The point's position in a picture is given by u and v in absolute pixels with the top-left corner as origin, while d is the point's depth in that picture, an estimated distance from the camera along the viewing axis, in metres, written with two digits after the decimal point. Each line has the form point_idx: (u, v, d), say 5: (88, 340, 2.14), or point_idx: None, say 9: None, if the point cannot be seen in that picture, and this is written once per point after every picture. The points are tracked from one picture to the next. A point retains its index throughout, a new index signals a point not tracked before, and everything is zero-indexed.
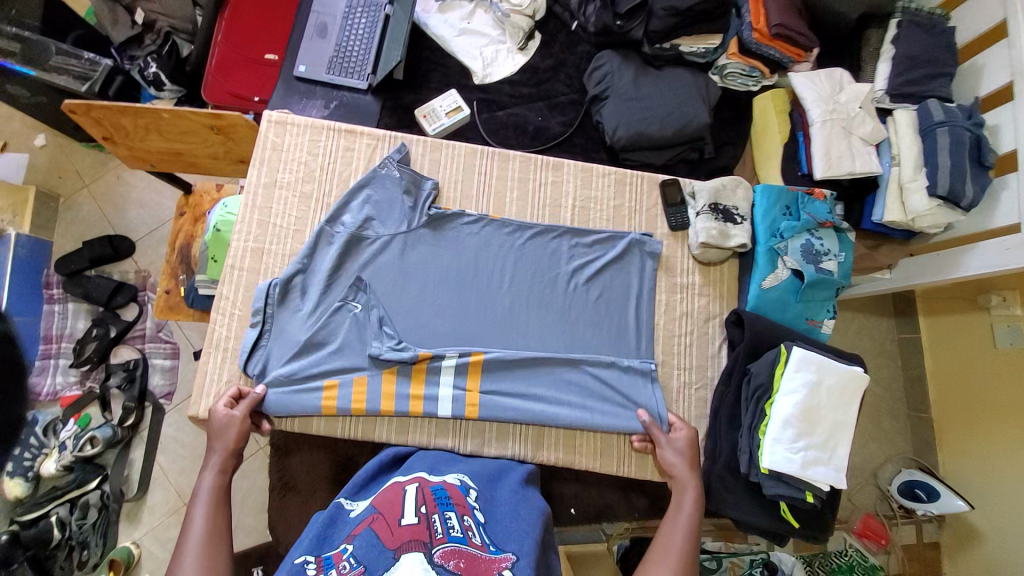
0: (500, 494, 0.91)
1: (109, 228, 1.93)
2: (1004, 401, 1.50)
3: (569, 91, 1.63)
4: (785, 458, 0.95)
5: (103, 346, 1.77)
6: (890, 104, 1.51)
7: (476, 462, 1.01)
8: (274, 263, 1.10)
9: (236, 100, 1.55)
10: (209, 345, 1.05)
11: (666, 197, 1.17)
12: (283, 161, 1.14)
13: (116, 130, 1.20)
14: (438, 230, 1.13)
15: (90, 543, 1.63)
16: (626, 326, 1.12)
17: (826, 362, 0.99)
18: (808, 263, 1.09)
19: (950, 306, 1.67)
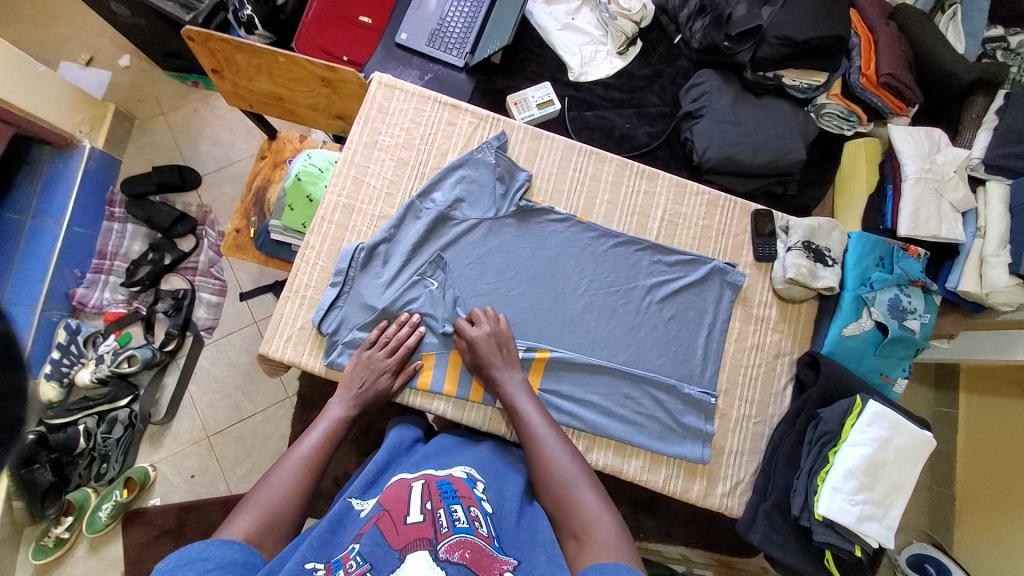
0: (510, 493, 0.85)
1: (179, 158, 1.96)
2: None
3: (660, 103, 1.62)
4: (842, 508, 0.93)
5: (155, 272, 1.81)
6: (983, 174, 1.47)
7: (486, 447, 0.97)
8: (361, 225, 1.10)
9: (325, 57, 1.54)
10: (289, 290, 1.06)
11: (756, 226, 1.16)
12: (386, 124, 1.15)
13: (226, 65, 1.23)
14: (524, 223, 1.13)
15: (110, 458, 1.68)
16: (694, 353, 1.11)
17: (900, 420, 0.97)
18: (893, 318, 1.07)
19: (997, 388, 1.62)
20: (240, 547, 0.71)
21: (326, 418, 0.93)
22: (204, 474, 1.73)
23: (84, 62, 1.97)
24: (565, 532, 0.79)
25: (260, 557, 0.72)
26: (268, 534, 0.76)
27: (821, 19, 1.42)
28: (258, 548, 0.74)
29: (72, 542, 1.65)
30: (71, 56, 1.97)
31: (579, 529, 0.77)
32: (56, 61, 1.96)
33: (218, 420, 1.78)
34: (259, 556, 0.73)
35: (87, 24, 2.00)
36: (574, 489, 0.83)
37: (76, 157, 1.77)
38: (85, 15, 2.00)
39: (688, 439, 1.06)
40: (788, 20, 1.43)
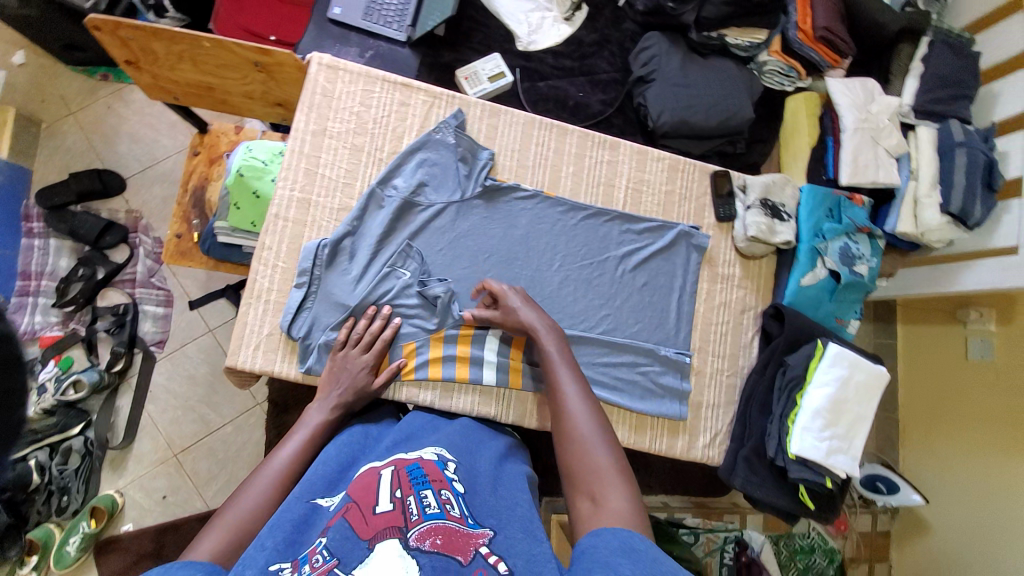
0: (482, 467, 0.84)
1: (98, 162, 1.78)
2: (969, 406, 1.63)
3: (611, 69, 1.61)
4: (812, 445, 1.01)
5: (89, 288, 1.66)
6: (915, 120, 1.57)
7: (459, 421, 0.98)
8: (320, 220, 1.04)
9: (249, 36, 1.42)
10: (250, 296, 1.00)
11: (716, 187, 1.19)
12: (333, 108, 1.07)
13: (143, 55, 1.12)
14: (491, 203, 1.10)
15: (71, 489, 1.57)
16: (668, 317, 1.14)
17: (857, 359, 1.05)
18: (844, 265, 1.14)
19: (930, 317, 1.79)
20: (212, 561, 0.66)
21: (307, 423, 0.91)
22: (176, 492, 1.65)
23: None
24: (579, 490, 0.75)
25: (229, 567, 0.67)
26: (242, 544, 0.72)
27: None
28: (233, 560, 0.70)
29: None
30: None
31: (595, 489, 0.73)
32: None
33: (184, 436, 1.69)
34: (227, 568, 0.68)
35: None
36: (591, 447, 0.79)
37: None
38: None
39: (668, 398, 1.11)
40: None
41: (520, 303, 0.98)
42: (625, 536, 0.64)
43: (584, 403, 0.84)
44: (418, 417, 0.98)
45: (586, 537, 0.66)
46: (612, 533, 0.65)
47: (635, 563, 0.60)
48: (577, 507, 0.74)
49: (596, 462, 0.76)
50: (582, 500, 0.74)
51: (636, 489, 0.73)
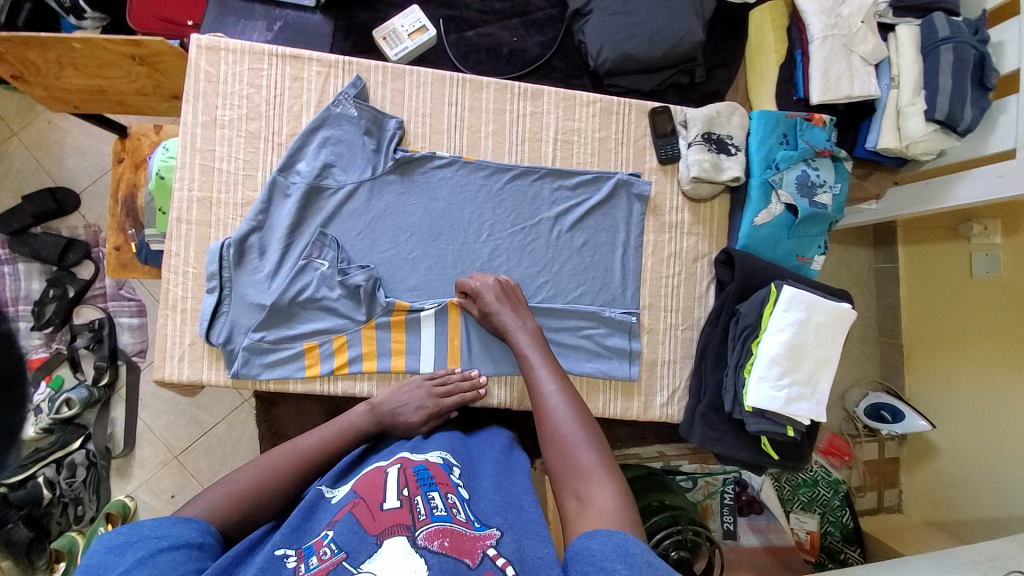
0: (485, 470, 0.81)
1: (48, 180, 1.73)
2: (974, 326, 1.52)
3: (547, 5, 1.44)
4: (768, 395, 0.95)
5: (63, 308, 1.66)
6: (893, 19, 1.37)
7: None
8: (225, 218, 0.98)
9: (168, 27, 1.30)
10: (165, 306, 0.97)
11: (655, 127, 1.08)
12: (222, 94, 0.99)
13: (24, 67, 1.03)
14: (406, 176, 1.02)
15: (84, 499, 1.61)
16: (613, 275, 1.07)
17: (815, 300, 0.97)
18: (802, 197, 1.04)
19: (930, 235, 1.64)
20: (201, 529, 0.64)
21: (348, 417, 0.88)
22: (182, 492, 1.67)
23: None
24: (564, 490, 0.71)
25: (217, 541, 0.66)
26: (231, 526, 0.70)
27: None
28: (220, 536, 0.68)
29: None
30: None
31: (581, 488, 0.69)
32: None
33: (181, 438, 1.70)
34: (215, 542, 0.65)
35: None
36: (570, 443, 0.76)
37: None
38: None
39: (617, 359, 1.05)
40: None
41: (496, 300, 0.95)
42: (618, 537, 0.61)
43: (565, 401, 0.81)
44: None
45: (578, 538, 0.62)
46: (602, 534, 0.61)
47: (615, 563, 0.57)
48: (565, 507, 0.69)
49: (579, 460, 0.73)
50: (568, 500, 0.70)
51: (621, 482, 0.70)
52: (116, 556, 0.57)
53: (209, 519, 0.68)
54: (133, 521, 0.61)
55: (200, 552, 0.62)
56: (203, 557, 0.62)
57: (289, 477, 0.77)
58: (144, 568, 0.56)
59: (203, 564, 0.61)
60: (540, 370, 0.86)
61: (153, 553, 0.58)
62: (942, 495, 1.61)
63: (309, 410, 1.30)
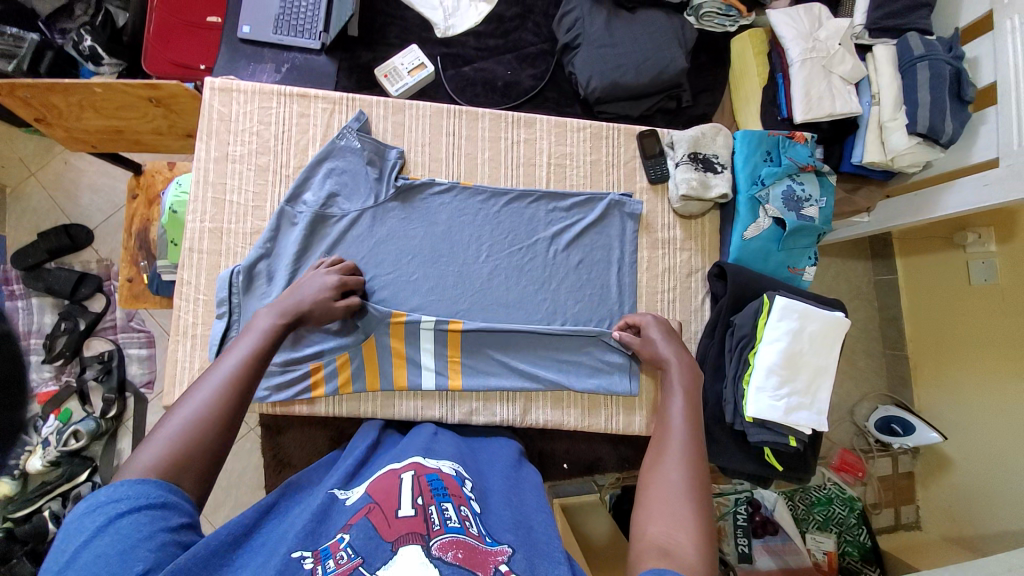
0: (493, 483, 0.85)
1: (63, 218, 1.80)
2: (977, 335, 1.53)
3: (538, 41, 1.52)
4: (768, 406, 0.96)
5: (74, 341, 1.70)
6: (870, 40, 1.45)
7: (416, 430, 0.96)
8: (234, 247, 1.03)
9: (180, 70, 1.41)
10: (177, 333, 1.01)
11: (644, 149, 1.12)
12: (233, 131, 1.05)
13: (48, 110, 1.10)
14: (408, 203, 1.07)
15: None
16: (609, 291, 1.10)
17: (809, 309, 0.99)
18: (790, 210, 1.07)
19: (927, 245, 1.67)
20: (154, 487, 0.60)
21: (252, 332, 0.81)
22: None
23: None
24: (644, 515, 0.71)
25: (181, 496, 0.62)
26: (181, 469, 0.64)
27: None
28: (178, 484, 0.63)
29: None
30: None
31: (666, 523, 0.67)
32: None
33: None
34: (177, 495, 0.61)
35: None
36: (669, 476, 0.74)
37: None
38: None
39: (616, 374, 1.06)
40: None
41: (661, 336, 0.97)
42: None
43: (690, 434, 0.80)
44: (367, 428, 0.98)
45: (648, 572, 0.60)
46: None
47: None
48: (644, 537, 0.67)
49: (670, 498, 0.70)
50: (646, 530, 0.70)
51: (708, 537, 0.66)
52: (78, 525, 0.56)
53: (160, 471, 0.62)
54: (91, 498, 0.60)
55: (165, 509, 0.59)
56: (170, 515, 0.59)
57: (223, 403, 0.70)
58: (104, 536, 0.55)
59: (168, 523, 0.58)
60: (676, 403, 0.85)
61: (112, 519, 0.56)
62: (959, 508, 1.58)
63: (316, 437, 1.25)
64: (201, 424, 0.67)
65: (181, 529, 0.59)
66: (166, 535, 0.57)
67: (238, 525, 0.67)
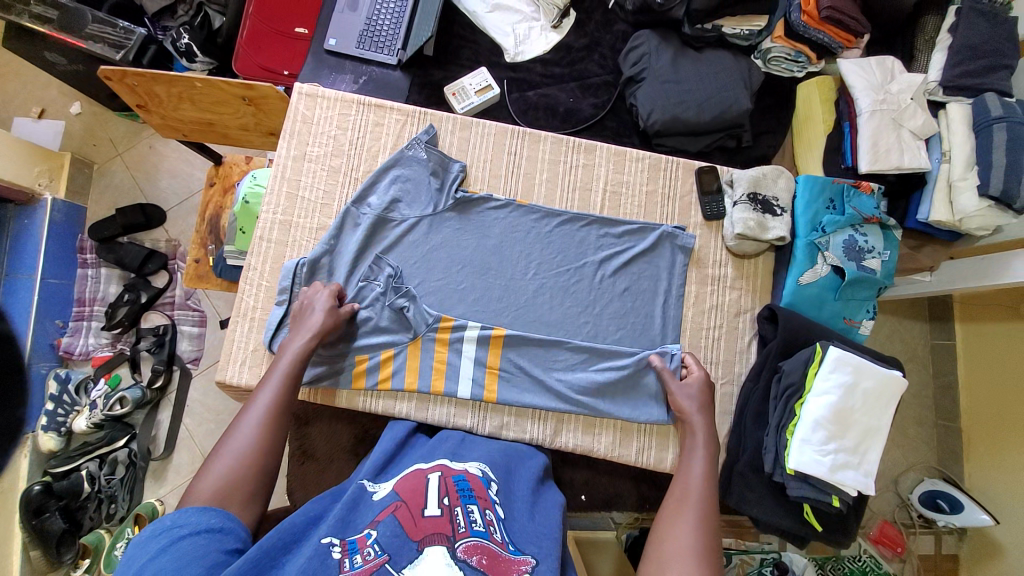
0: (521, 489, 0.86)
1: (141, 197, 1.96)
2: None
3: (603, 72, 1.57)
4: (813, 459, 0.92)
5: (133, 312, 1.81)
6: (943, 97, 1.40)
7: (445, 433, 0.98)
8: (300, 240, 1.09)
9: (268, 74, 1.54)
10: (237, 314, 1.07)
11: (702, 185, 1.13)
12: (313, 133, 1.13)
13: (150, 98, 1.20)
14: (464, 214, 1.11)
15: (118, 498, 1.70)
16: (653, 322, 1.09)
17: (863, 364, 0.96)
18: (850, 260, 1.04)
19: (991, 312, 1.57)
20: (216, 512, 0.69)
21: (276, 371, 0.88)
22: None
23: (35, 114, 1.95)
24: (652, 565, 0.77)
25: (238, 521, 0.71)
26: (230, 496, 0.73)
27: None
28: (224, 509, 0.72)
29: None
30: (22, 110, 1.96)
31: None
32: (8, 117, 1.95)
33: None
34: (234, 518, 0.71)
35: (32, 75, 1.98)
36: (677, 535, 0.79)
37: (40, 212, 1.79)
38: (25, 66, 1.98)
39: (654, 404, 1.05)
40: None
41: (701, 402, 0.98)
42: None
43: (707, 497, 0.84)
44: (397, 426, 1.00)
45: None
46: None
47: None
48: None
49: (683, 560, 0.75)
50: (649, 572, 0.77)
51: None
52: (142, 548, 0.64)
53: (215, 503, 0.72)
54: (156, 517, 0.68)
55: (222, 533, 0.68)
56: (226, 538, 0.68)
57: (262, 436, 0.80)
58: (167, 555, 0.63)
59: (225, 545, 0.67)
60: (697, 467, 0.89)
61: (175, 541, 0.65)
62: None
63: (340, 433, 1.27)
64: (247, 458, 0.77)
65: (235, 553, 0.67)
66: (224, 554, 0.66)
67: (290, 526, 0.71)
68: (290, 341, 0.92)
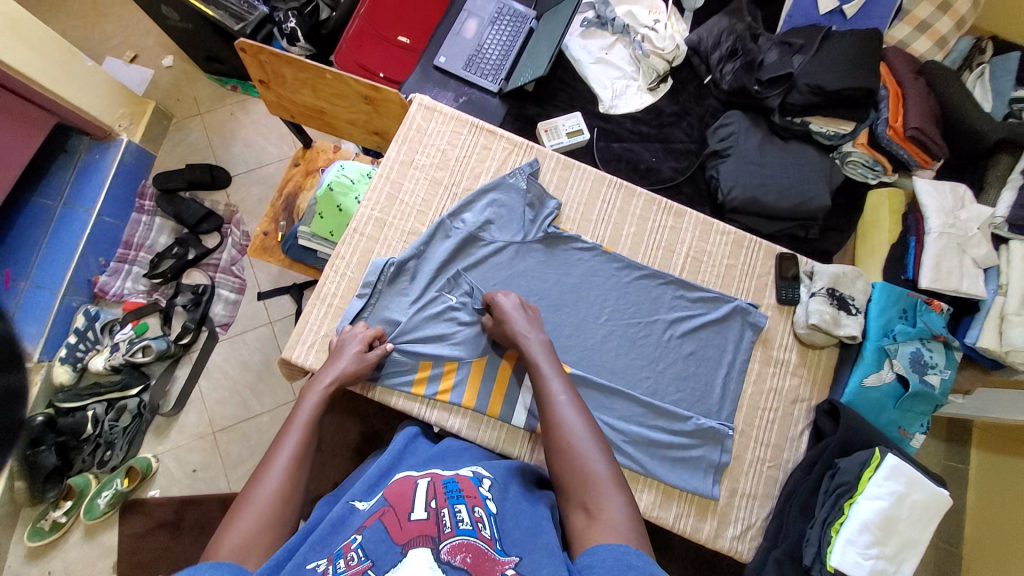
0: (514, 489, 0.84)
1: (211, 158, 1.96)
2: None
3: (688, 140, 1.64)
4: (854, 561, 0.92)
5: (177, 266, 1.77)
6: (1009, 232, 1.40)
7: (448, 440, 1.00)
8: (390, 240, 1.13)
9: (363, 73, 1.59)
10: (316, 298, 1.09)
11: (781, 269, 1.17)
12: (424, 143, 1.18)
13: (273, 77, 1.26)
14: (550, 249, 1.15)
15: (116, 445, 1.62)
16: (712, 390, 1.10)
17: (917, 477, 0.96)
18: (915, 372, 1.08)
19: (1012, 446, 1.50)
20: (230, 565, 0.66)
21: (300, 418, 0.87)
22: (207, 468, 1.66)
23: (128, 59, 2.02)
24: (572, 500, 0.76)
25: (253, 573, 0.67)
26: (250, 548, 0.70)
27: (850, 71, 1.44)
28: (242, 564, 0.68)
29: (68, 526, 1.58)
30: (117, 52, 2.02)
31: (588, 500, 0.75)
32: (102, 56, 2.01)
33: (225, 415, 1.72)
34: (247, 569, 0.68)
35: (136, 23, 2.05)
36: (590, 460, 0.79)
37: (112, 148, 1.79)
38: (133, 14, 2.06)
39: (701, 473, 1.06)
40: (822, 69, 1.46)
41: (514, 310, 1.00)
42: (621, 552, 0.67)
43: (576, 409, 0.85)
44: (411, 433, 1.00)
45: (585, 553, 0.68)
46: (643, 557, 0.66)
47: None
48: (572, 519, 0.75)
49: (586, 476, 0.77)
50: (575, 512, 0.76)
51: (631, 503, 0.75)
52: None
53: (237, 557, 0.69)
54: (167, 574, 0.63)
55: None
56: None
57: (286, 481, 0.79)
58: None
59: None
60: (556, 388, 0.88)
61: None
62: None
63: (348, 429, 1.27)
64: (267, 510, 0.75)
65: None
66: None
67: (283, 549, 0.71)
68: (308, 390, 0.91)
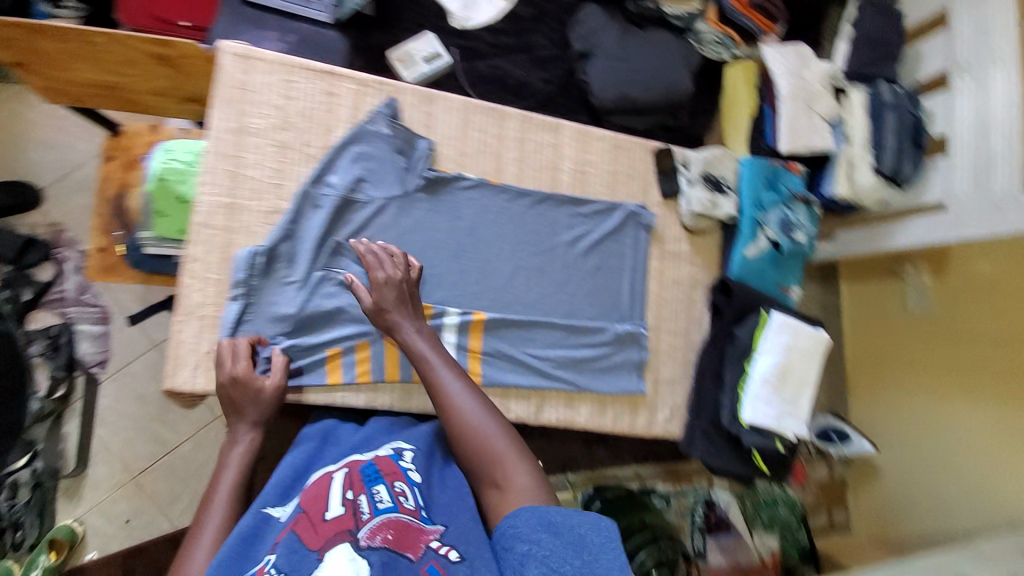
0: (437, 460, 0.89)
1: (5, 173, 1.56)
2: (907, 356, 1.57)
3: (551, 45, 1.56)
4: (762, 411, 1.08)
5: (17, 311, 1.46)
6: (845, 84, 1.53)
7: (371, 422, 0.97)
8: (251, 225, 0.99)
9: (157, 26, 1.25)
10: (182, 312, 0.95)
11: (660, 165, 1.19)
12: (252, 103, 1.01)
13: (28, 55, 1.00)
14: (435, 194, 1.07)
15: (24, 523, 1.39)
16: (621, 296, 1.15)
17: (799, 327, 1.12)
18: (783, 235, 1.19)
19: (872, 272, 1.71)
20: None
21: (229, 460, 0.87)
22: (140, 517, 1.47)
23: None
24: (485, 483, 0.79)
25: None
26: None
27: None
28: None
29: None
30: None
31: (498, 478, 0.78)
32: None
33: (141, 456, 1.50)
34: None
35: None
36: (492, 441, 0.81)
37: None
38: None
39: (626, 373, 1.13)
40: None
41: (395, 304, 0.93)
42: (541, 512, 0.70)
43: (470, 396, 0.85)
44: (319, 428, 0.95)
45: (507, 523, 0.72)
46: (563, 512, 0.70)
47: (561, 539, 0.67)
48: (487, 498, 0.79)
49: (492, 455, 0.80)
50: (490, 491, 0.79)
51: (537, 467, 0.79)
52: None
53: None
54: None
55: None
56: None
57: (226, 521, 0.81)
58: None
59: None
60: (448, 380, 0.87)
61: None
62: (890, 512, 1.56)
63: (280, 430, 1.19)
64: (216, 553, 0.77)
65: None
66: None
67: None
68: (237, 430, 0.89)
